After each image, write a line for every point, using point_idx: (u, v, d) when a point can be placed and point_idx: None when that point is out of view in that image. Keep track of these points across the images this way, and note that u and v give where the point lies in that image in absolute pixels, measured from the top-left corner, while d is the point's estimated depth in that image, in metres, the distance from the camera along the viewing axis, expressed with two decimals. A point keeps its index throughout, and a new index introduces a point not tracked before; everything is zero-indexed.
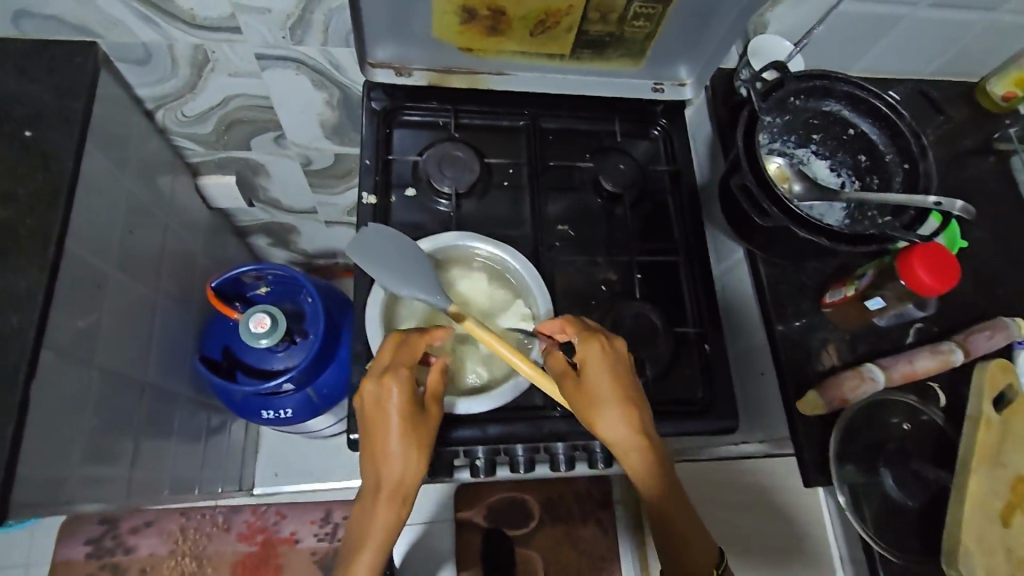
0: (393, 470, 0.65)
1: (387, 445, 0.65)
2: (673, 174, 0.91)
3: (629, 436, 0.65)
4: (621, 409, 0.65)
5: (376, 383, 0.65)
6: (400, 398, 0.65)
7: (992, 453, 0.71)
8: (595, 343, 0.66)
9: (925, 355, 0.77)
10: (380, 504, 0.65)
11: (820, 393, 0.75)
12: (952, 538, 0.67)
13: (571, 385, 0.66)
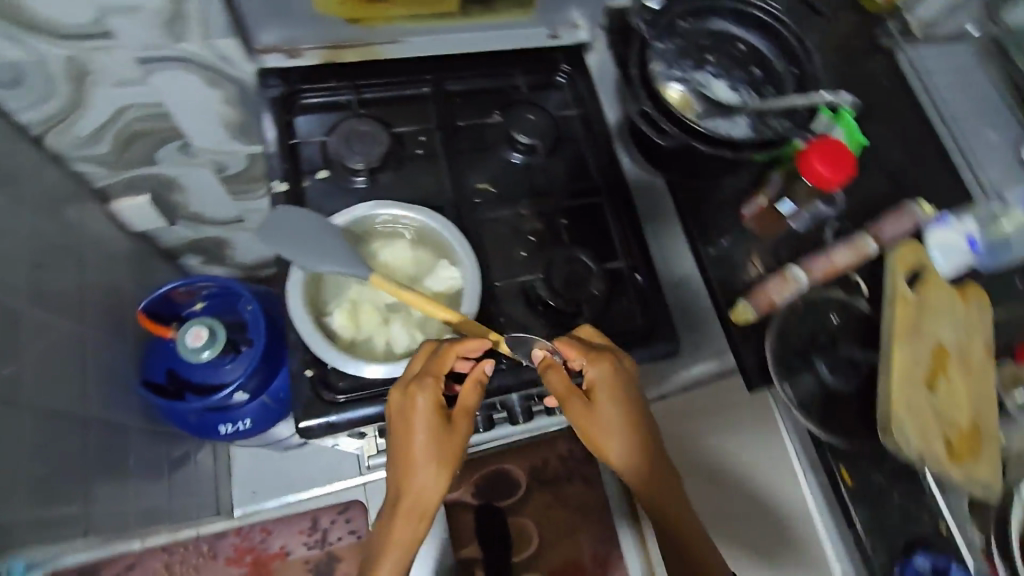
0: (416, 489, 0.64)
1: (410, 463, 0.64)
2: (582, 117, 0.92)
3: (644, 447, 0.67)
4: (631, 429, 0.67)
5: (408, 396, 0.64)
6: (428, 413, 0.64)
7: (911, 325, 0.75)
8: (607, 366, 0.68)
9: (844, 248, 0.81)
10: (400, 519, 0.64)
11: (749, 301, 0.79)
12: (884, 406, 0.70)
13: (582, 408, 0.67)
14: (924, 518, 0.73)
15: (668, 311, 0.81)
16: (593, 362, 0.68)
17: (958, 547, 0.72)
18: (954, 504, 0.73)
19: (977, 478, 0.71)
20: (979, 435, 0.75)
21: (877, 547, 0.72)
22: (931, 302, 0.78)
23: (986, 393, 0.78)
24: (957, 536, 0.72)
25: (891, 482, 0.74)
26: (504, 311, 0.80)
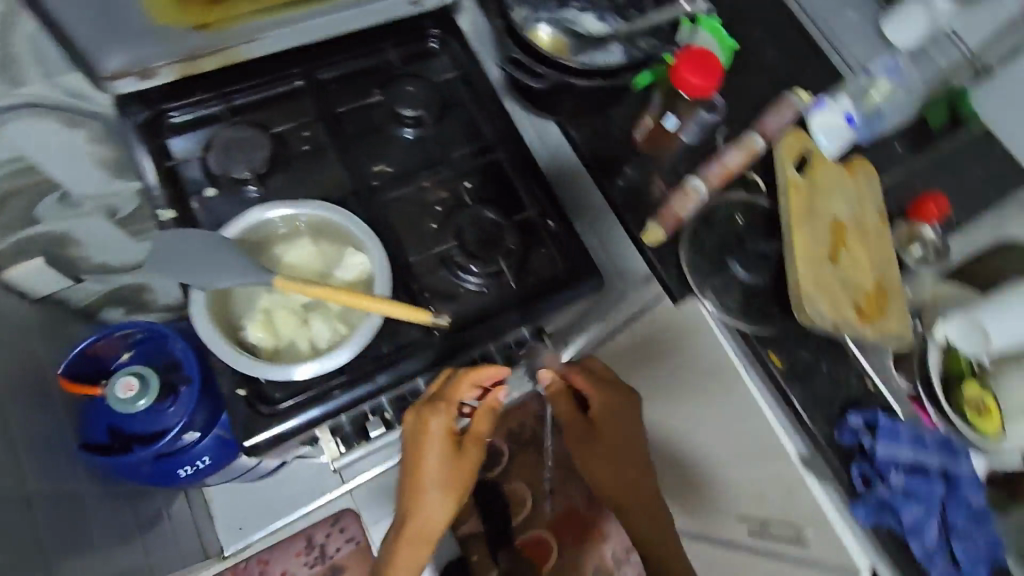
0: (427, 513, 0.73)
1: (422, 490, 0.73)
2: (463, 78, 0.91)
3: (622, 453, 0.84)
4: (617, 451, 0.85)
5: (425, 423, 0.71)
6: (441, 446, 0.72)
7: (807, 210, 0.80)
8: (605, 399, 0.83)
9: (733, 150, 0.84)
10: (410, 538, 0.74)
11: (659, 222, 0.81)
12: (795, 289, 0.75)
13: (585, 432, 0.86)
14: (851, 380, 0.78)
15: (580, 245, 0.81)
16: (596, 395, 0.83)
17: (885, 399, 0.77)
18: (874, 362, 0.79)
19: (889, 331, 0.77)
20: (887, 293, 0.80)
21: (814, 415, 0.76)
22: (820, 184, 0.83)
23: (887, 254, 0.84)
24: (883, 389, 0.77)
25: (818, 355, 0.79)
26: (427, 285, 0.80)
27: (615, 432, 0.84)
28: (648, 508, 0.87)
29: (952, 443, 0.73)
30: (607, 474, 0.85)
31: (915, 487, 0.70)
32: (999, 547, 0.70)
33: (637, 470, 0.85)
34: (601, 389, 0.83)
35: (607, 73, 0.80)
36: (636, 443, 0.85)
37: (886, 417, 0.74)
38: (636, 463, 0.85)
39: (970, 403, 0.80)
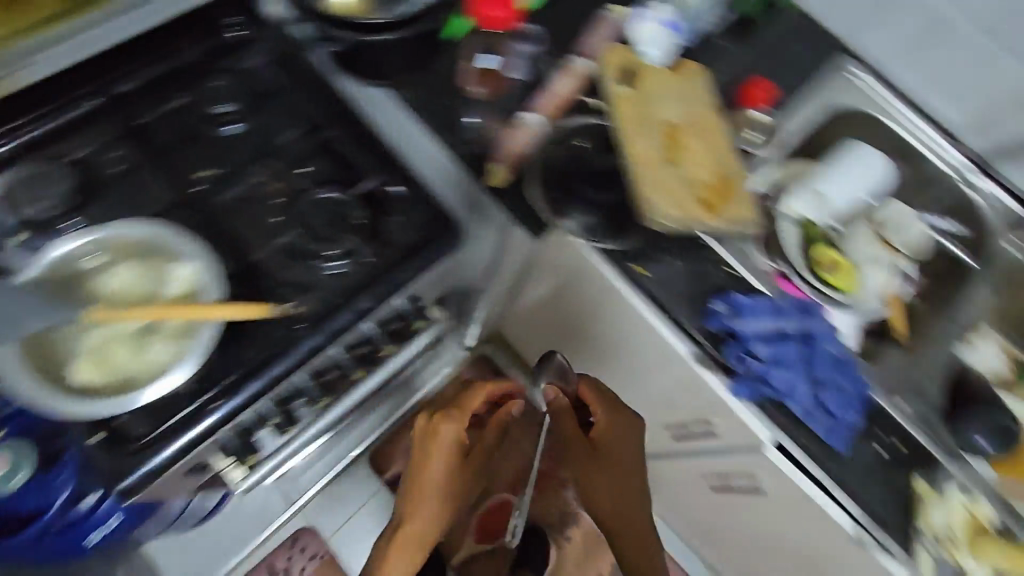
0: (423, 515, 0.84)
1: (424, 493, 0.84)
2: (275, 60, 0.86)
3: (612, 465, 0.89)
4: (610, 467, 0.89)
5: (440, 433, 0.84)
6: (446, 452, 0.84)
7: (637, 117, 0.82)
8: (607, 414, 0.90)
9: (560, 78, 0.86)
10: (405, 536, 0.84)
11: (499, 164, 0.81)
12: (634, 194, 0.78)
13: (586, 449, 0.89)
14: (714, 271, 0.81)
15: (429, 201, 0.80)
16: (599, 408, 0.90)
17: (747, 281, 0.81)
18: (732, 249, 0.82)
19: (737, 217, 0.81)
20: (730, 182, 0.84)
21: (684, 311, 0.79)
22: (648, 92, 0.85)
23: (726, 146, 0.87)
24: (743, 272, 0.81)
25: (682, 256, 0.81)
26: (284, 280, 0.76)
27: (609, 444, 0.90)
28: (626, 511, 0.90)
29: (806, 306, 0.79)
30: (600, 491, 0.89)
31: (776, 353, 0.75)
32: (864, 388, 0.77)
33: (620, 475, 0.90)
34: (603, 405, 0.90)
35: (408, 21, 0.80)
36: (626, 450, 0.91)
37: (743, 296, 0.78)
38: (621, 467, 0.89)
39: (822, 259, 0.89)
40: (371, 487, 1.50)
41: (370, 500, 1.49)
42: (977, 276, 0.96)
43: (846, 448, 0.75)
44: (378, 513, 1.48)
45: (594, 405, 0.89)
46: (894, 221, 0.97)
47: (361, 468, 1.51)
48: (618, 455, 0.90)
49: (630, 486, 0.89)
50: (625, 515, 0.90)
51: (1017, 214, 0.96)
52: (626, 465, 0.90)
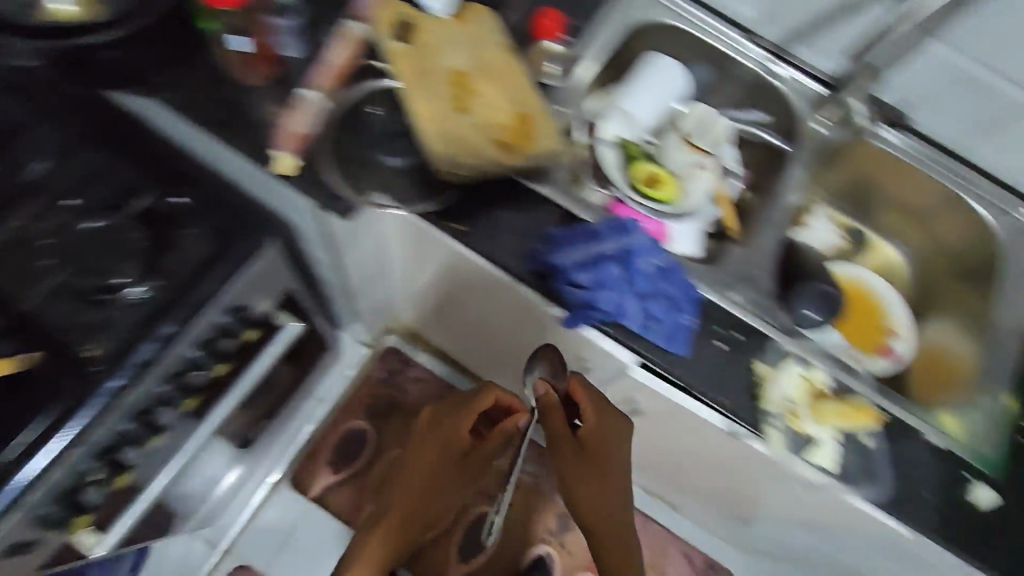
0: (411, 493, 0.95)
1: (416, 473, 0.97)
2: (11, 91, 0.77)
3: (596, 463, 0.88)
4: (594, 471, 0.88)
5: (449, 426, 0.98)
6: (445, 442, 0.98)
7: (418, 71, 0.80)
8: (597, 419, 0.89)
9: (336, 45, 0.81)
10: (394, 512, 0.94)
11: (286, 151, 0.76)
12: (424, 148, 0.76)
13: (572, 447, 0.89)
14: (530, 210, 0.80)
15: (236, 197, 0.77)
16: (593, 411, 0.88)
17: (566, 211, 0.81)
18: (546, 185, 0.81)
19: (542, 150, 0.80)
20: (532, 117, 0.82)
21: (509, 258, 0.78)
22: (427, 44, 0.83)
23: (525, 81, 0.85)
24: (561, 204, 0.80)
25: (496, 202, 0.80)
26: (67, 326, 0.69)
27: (598, 445, 0.89)
28: (600, 512, 0.88)
29: (622, 224, 0.78)
30: (578, 489, 0.88)
31: (599, 279, 0.75)
32: (691, 290, 0.78)
33: (603, 471, 0.89)
34: (599, 412, 0.89)
35: (118, 18, 0.78)
36: (610, 453, 0.90)
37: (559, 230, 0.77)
38: (600, 466, 0.88)
39: (648, 177, 0.92)
40: (300, 506, 1.47)
41: (302, 519, 1.46)
42: (796, 162, 0.99)
43: (687, 349, 0.77)
44: (313, 530, 1.45)
45: (587, 409, 0.87)
46: (706, 122, 1.00)
47: (285, 490, 1.48)
48: (602, 452, 0.89)
49: (605, 483, 0.89)
50: (601, 517, 0.88)
51: (817, 93, 1.00)
52: (608, 463, 0.89)
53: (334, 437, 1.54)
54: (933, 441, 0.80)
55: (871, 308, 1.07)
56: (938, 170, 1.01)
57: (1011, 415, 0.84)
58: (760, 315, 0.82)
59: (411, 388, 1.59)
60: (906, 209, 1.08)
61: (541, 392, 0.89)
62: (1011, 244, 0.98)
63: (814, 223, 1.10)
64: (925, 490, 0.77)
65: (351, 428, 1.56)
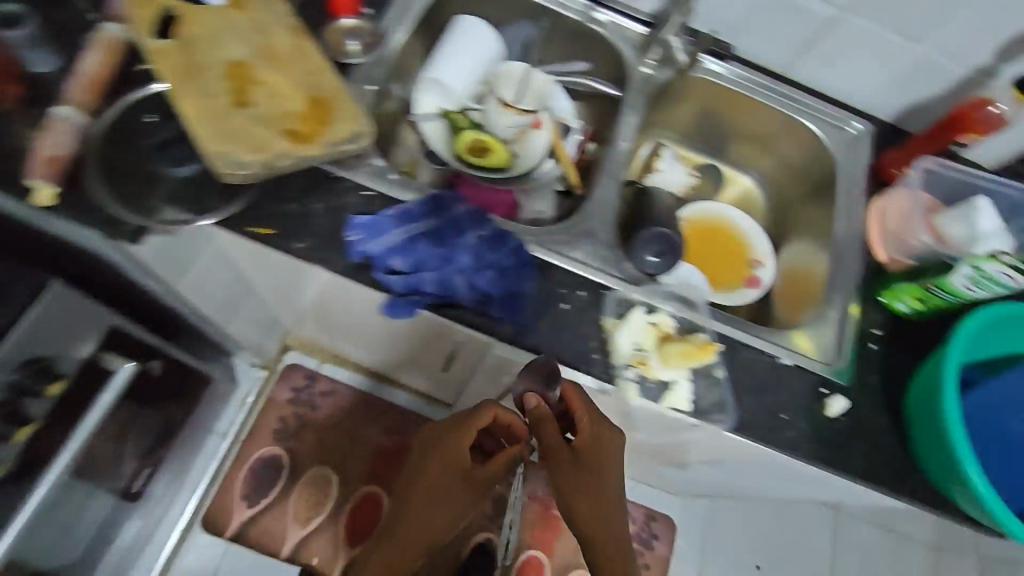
0: (412, 525, 0.77)
1: (420, 506, 0.77)
2: None
3: (594, 478, 0.73)
4: (591, 484, 0.73)
5: (448, 444, 0.77)
6: (450, 466, 0.77)
7: (188, 69, 0.73)
8: (594, 429, 0.74)
9: (88, 52, 0.72)
10: (393, 543, 0.77)
11: (44, 179, 0.67)
12: (206, 152, 0.70)
13: (568, 464, 0.73)
14: (347, 199, 0.76)
15: (6, 220, 0.67)
16: (587, 418, 0.73)
17: (387, 195, 0.77)
18: (361, 171, 0.77)
19: (340, 136, 0.75)
20: (326, 102, 0.77)
21: (327, 253, 0.72)
22: (197, 38, 0.75)
23: (316, 64, 0.79)
24: (375, 186, 0.76)
25: (304, 196, 0.74)
26: None
27: (592, 459, 0.74)
28: (602, 530, 0.73)
29: (438, 198, 0.76)
30: (577, 506, 0.73)
31: (419, 257, 0.71)
32: (523, 252, 0.76)
33: (601, 486, 0.74)
34: (594, 417, 0.74)
35: None
36: (606, 468, 0.74)
37: (368, 215, 0.74)
38: (599, 477, 0.74)
39: (475, 144, 0.87)
40: (220, 546, 1.42)
41: (224, 559, 1.41)
42: (630, 108, 0.96)
43: (528, 316, 0.75)
44: (238, 568, 1.41)
45: (581, 415, 0.73)
46: (525, 81, 0.90)
47: (200, 533, 1.42)
48: (599, 465, 0.74)
49: (606, 496, 0.74)
50: (600, 532, 0.73)
51: (637, 34, 0.98)
52: (606, 476, 0.74)
53: (245, 468, 1.48)
54: (789, 362, 0.81)
55: (725, 241, 1.09)
56: (766, 95, 1.01)
57: (859, 322, 0.87)
58: (603, 267, 0.81)
59: (319, 403, 1.57)
60: (749, 138, 1.09)
61: (499, 412, 0.78)
62: (844, 157, 1.00)
63: (664, 163, 1.08)
64: (782, 412, 0.79)
65: (262, 455, 1.50)
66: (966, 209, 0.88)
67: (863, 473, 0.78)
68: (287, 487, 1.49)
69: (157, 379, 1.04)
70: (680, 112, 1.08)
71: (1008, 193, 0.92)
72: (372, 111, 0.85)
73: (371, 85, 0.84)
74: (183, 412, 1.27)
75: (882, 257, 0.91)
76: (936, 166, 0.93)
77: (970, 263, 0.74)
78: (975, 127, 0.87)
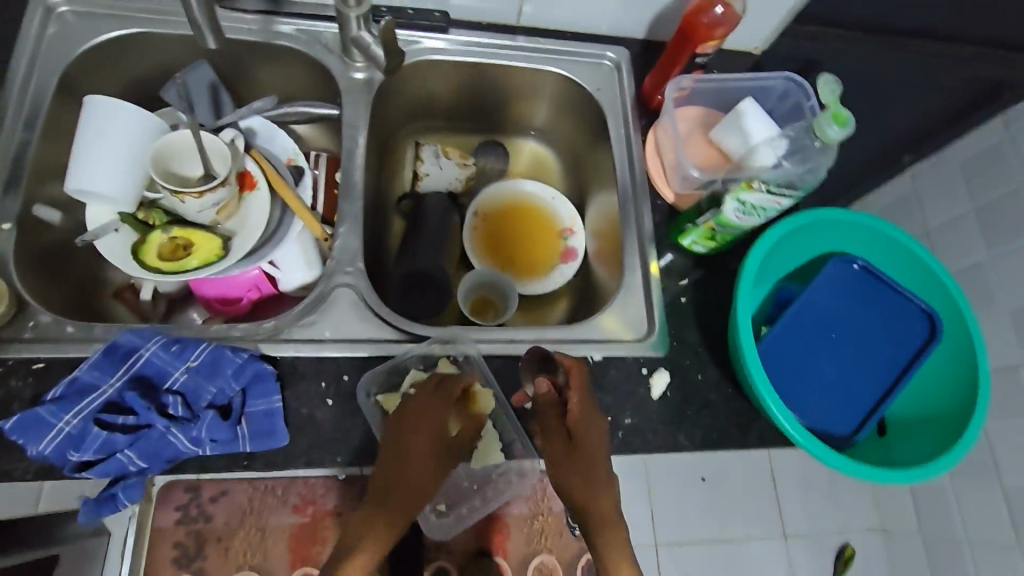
0: (397, 494, 0.57)
1: (405, 472, 0.58)
2: None
3: (596, 450, 0.59)
4: (589, 471, 0.57)
5: (435, 408, 0.62)
6: (435, 427, 0.61)
7: None
8: (588, 399, 0.62)
9: None
10: (369, 521, 0.55)
11: None
12: None
13: (560, 448, 0.59)
14: (13, 384, 0.60)
15: None
16: (577, 388, 0.63)
17: (65, 359, 0.62)
18: (23, 343, 0.62)
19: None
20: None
21: (7, 465, 0.57)
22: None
23: None
24: (45, 354, 0.62)
25: None
26: None
27: (591, 430, 0.60)
28: (605, 517, 0.56)
29: (116, 347, 0.61)
30: (569, 488, 0.57)
31: (103, 440, 0.58)
32: (249, 365, 0.64)
33: (601, 459, 0.59)
34: (585, 391, 0.63)
35: None
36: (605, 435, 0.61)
37: (22, 410, 0.57)
38: (603, 448, 0.60)
39: (167, 246, 0.71)
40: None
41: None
42: (355, 126, 0.81)
43: (285, 434, 0.63)
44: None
45: (572, 388, 0.62)
46: (172, 152, 0.71)
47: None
48: (599, 434, 0.60)
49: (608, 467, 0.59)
50: (602, 517, 0.56)
51: (330, 33, 0.82)
52: (603, 445, 0.60)
53: None
54: (597, 357, 0.74)
55: (526, 221, 0.97)
56: (504, 56, 0.88)
57: (663, 278, 0.80)
58: (361, 339, 0.70)
59: (214, 511, 1.21)
60: (513, 102, 0.96)
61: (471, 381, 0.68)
62: (607, 98, 0.90)
63: (429, 165, 0.94)
64: (609, 412, 0.72)
65: None
66: (735, 116, 0.77)
67: (706, 440, 0.73)
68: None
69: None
70: (428, 97, 0.93)
71: (773, 83, 0.84)
72: (22, 254, 0.68)
73: (7, 222, 0.67)
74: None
75: (670, 198, 0.84)
76: (693, 82, 0.83)
77: (733, 197, 0.70)
78: (709, 35, 0.77)
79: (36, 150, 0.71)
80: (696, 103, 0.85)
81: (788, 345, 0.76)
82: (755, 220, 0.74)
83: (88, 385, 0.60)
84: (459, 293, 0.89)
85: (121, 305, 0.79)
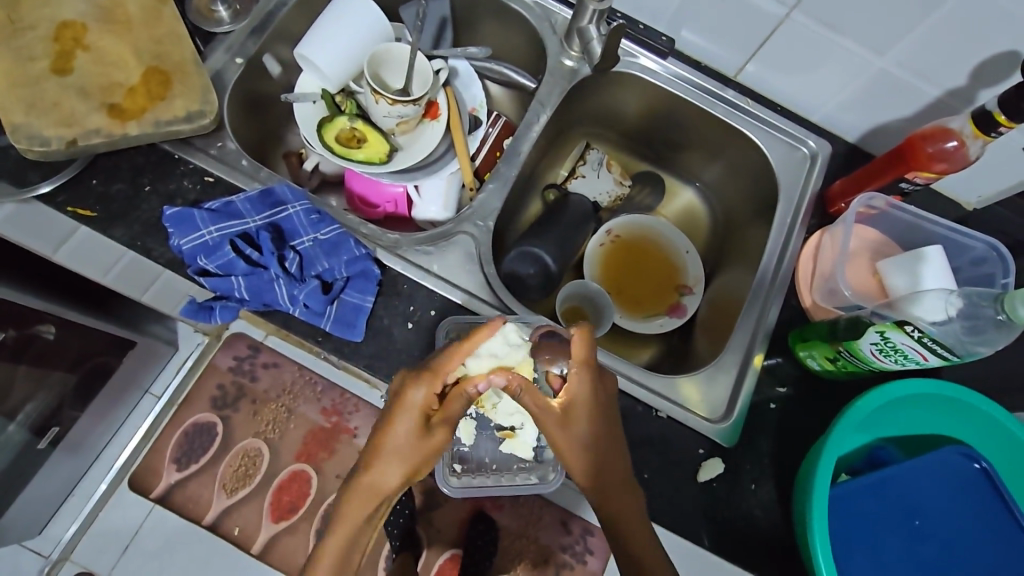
0: (378, 488, 0.60)
1: (382, 468, 0.60)
2: None
3: (597, 426, 0.60)
4: (595, 449, 0.60)
5: (406, 396, 0.59)
6: (411, 424, 0.59)
7: (7, 26, 0.68)
8: (592, 379, 0.60)
9: None
10: (353, 504, 0.61)
11: None
12: (15, 130, 0.65)
13: (552, 422, 0.59)
14: (184, 184, 0.69)
15: None
16: (578, 364, 0.60)
17: (229, 184, 0.71)
18: (206, 156, 0.71)
19: (171, 116, 0.69)
20: (163, 73, 0.71)
21: (150, 241, 0.66)
22: None
23: (161, 29, 0.72)
24: (217, 172, 0.71)
25: (136, 173, 0.69)
26: None
27: (586, 409, 0.60)
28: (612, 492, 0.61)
29: (272, 194, 0.70)
30: (573, 459, 0.60)
31: (228, 260, 0.66)
32: (361, 261, 0.69)
33: (611, 438, 0.61)
34: (589, 364, 0.60)
35: None
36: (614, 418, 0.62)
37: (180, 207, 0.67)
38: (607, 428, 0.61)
39: (345, 133, 0.79)
40: (144, 506, 1.31)
41: (146, 521, 1.30)
42: (543, 105, 0.85)
43: (362, 333, 0.67)
44: (159, 529, 1.30)
45: (573, 363, 0.60)
46: (391, 60, 0.79)
47: (126, 491, 1.32)
48: (606, 417, 0.61)
49: (614, 444, 0.62)
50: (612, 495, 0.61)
51: (560, 17, 0.86)
52: (612, 430, 0.62)
53: (178, 432, 1.35)
54: (663, 414, 0.72)
55: (646, 257, 0.97)
56: (708, 101, 0.88)
57: (762, 376, 0.76)
58: (460, 288, 0.72)
59: (260, 375, 1.39)
60: (692, 148, 0.96)
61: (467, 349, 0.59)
62: (789, 183, 0.86)
63: (588, 168, 0.97)
64: (645, 470, 0.70)
65: (196, 421, 1.36)
66: (913, 258, 0.71)
67: (731, 551, 0.69)
68: (218, 457, 1.35)
69: (50, 342, 0.96)
70: (617, 109, 0.95)
71: (971, 244, 0.77)
72: (238, 88, 0.78)
73: (240, 58, 0.78)
74: (105, 370, 1.17)
75: (807, 301, 0.78)
76: (887, 205, 0.77)
77: (877, 330, 0.65)
78: (927, 165, 0.72)
79: (287, 14, 0.81)
80: (878, 227, 0.80)
81: (868, 502, 0.69)
82: (890, 363, 0.68)
83: (236, 214, 0.70)
84: (558, 294, 0.90)
85: (286, 165, 0.88)
